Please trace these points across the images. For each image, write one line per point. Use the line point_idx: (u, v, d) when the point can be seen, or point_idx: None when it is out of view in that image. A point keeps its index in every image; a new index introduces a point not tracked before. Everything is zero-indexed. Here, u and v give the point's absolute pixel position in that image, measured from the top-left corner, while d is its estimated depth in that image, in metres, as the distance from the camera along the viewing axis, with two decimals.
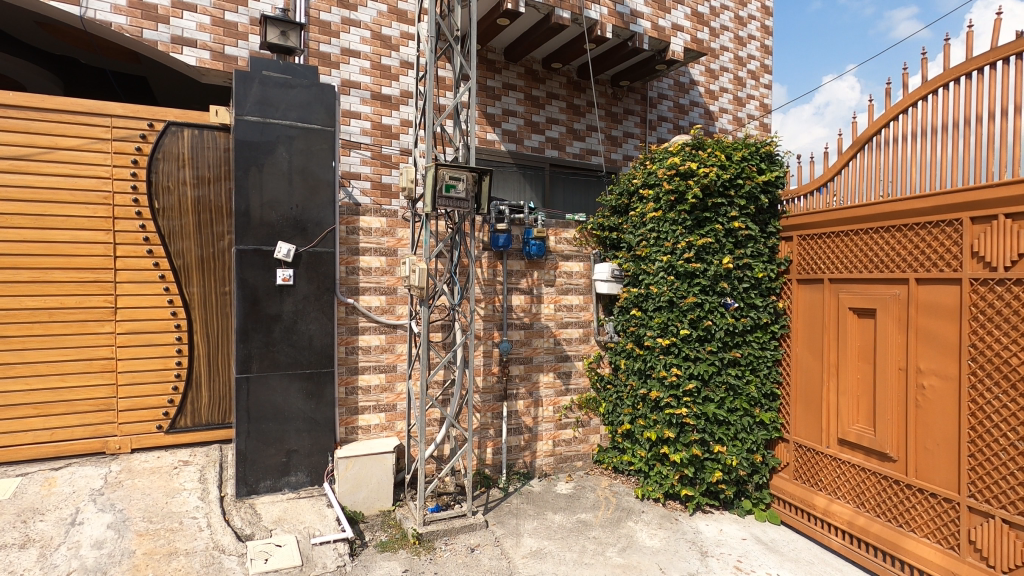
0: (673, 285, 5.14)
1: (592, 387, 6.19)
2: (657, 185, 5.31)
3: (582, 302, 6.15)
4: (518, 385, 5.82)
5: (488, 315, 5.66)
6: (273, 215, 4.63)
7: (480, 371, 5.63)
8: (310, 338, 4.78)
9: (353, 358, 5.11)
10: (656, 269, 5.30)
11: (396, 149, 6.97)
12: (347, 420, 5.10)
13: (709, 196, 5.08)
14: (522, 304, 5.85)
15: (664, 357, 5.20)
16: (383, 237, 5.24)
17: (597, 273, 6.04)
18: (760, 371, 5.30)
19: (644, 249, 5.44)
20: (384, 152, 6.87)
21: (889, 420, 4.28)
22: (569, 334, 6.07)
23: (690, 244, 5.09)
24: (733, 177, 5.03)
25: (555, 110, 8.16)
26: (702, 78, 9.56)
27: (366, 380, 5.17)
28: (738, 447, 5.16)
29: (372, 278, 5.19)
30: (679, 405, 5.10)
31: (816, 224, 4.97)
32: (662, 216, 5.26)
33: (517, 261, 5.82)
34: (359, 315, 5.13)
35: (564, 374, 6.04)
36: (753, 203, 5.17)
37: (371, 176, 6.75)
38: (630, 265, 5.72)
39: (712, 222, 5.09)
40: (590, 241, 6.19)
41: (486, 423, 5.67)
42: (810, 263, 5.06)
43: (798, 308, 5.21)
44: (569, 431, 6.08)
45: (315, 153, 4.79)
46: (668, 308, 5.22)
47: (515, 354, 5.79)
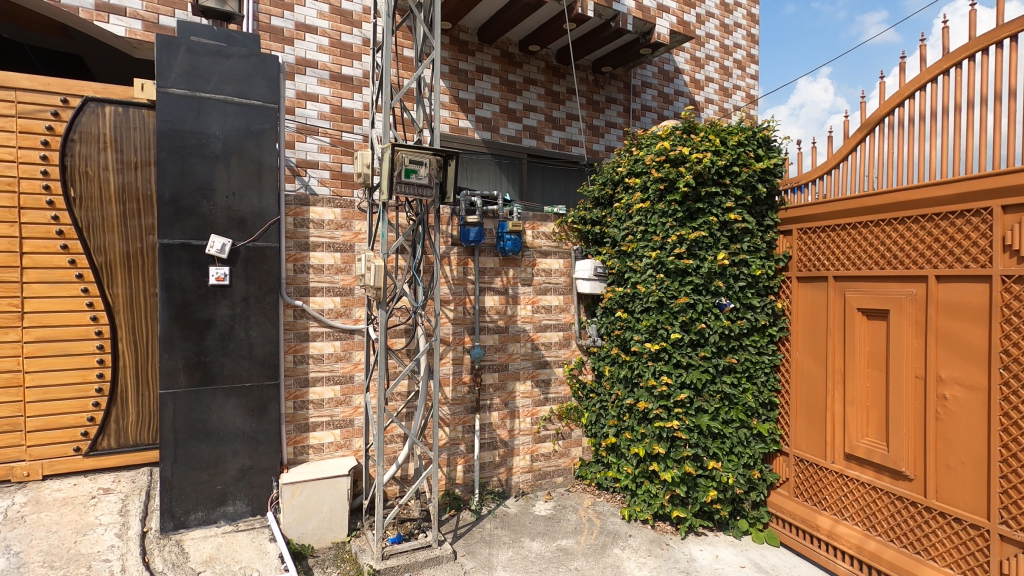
0: (663, 285, 4.63)
1: (573, 396, 5.67)
2: (645, 174, 4.79)
3: (562, 303, 5.61)
4: (492, 395, 5.26)
5: (457, 318, 5.08)
6: (205, 204, 4.00)
7: (448, 381, 5.06)
8: (250, 347, 4.17)
9: (302, 368, 4.50)
10: (644, 267, 4.79)
11: (358, 136, 6.35)
12: (296, 439, 4.48)
13: (702, 185, 4.56)
14: (496, 305, 5.29)
15: (652, 364, 4.68)
16: (336, 231, 4.61)
17: (578, 271, 5.51)
18: (757, 378, 4.82)
19: (630, 245, 4.93)
20: (345, 139, 6.25)
21: (904, 434, 3.82)
22: (548, 338, 5.52)
23: (681, 238, 4.58)
24: (728, 164, 4.53)
25: (533, 97, 7.61)
26: (687, 66, 9.11)
27: (318, 394, 4.56)
28: (733, 462, 4.68)
29: (325, 277, 4.57)
30: (669, 418, 4.59)
31: (820, 217, 4.50)
32: (649, 208, 4.75)
33: (490, 258, 5.26)
34: (308, 319, 4.51)
35: (543, 382, 5.50)
36: (750, 193, 4.67)
37: (330, 164, 6.14)
38: (614, 262, 5.20)
39: (705, 214, 4.58)
40: (571, 236, 5.67)
41: (456, 438, 5.09)
42: (812, 259, 4.59)
43: (798, 309, 4.74)
44: (548, 445, 5.54)
45: (255, 133, 4.16)
46: (656, 309, 4.71)
47: (488, 361, 5.23)
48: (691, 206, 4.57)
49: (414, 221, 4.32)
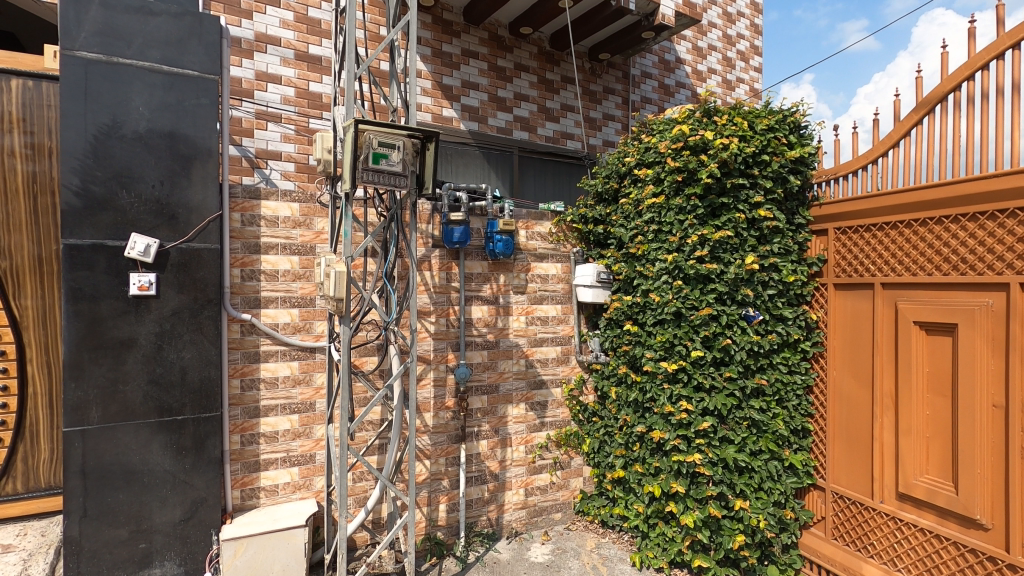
0: (681, 294, 3.95)
1: (573, 419, 4.98)
2: (659, 163, 4.11)
3: (560, 313, 4.91)
4: (480, 421, 4.54)
5: (439, 332, 4.36)
6: (126, 195, 3.24)
7: (429, 406, 4.33)
8: (183, 371, 3.40)
9: (251, 395, 3.73)
10: (658, 273, 4.10)
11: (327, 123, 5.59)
12: (245, 480, 3.72)
13: (727, 176, 3.89)
14: (485, 317, 4.57)
15: (669, 387, 4.00)
16: (294, 230, 3.85)
17: (579, 277, 4.80)
18: (788, 401, 4.15)
19: (642, 247, 4.24)
20: (312, 126, 5.49)
21: (978, 475, 3.16)
22: (544, 354, 4.82)
23: (702, 239, 3.89)
24: (757, 151, 3.86)
25: (525, 84, 6.91)
26: (688, 56, 8.48)
27: (271, 425, 3.79)
28: (762, 500, 4.00)
29: (280, 284, 3.81)
30: (689, 451, 3.91)
31: (864, 214, 3.85)
32: (664, 203, 4.07)
33: (478, 262, 4.54)
34: (259, 336, 3.75)
35: (539, 404, 4.80)
36: (780, 186, 4.01)
37: (296, 156, 5.38)
38: (622, 267, 4.50)
39: (730, 210, 3.90)
40: (570, 237, 4.98)
41: (439, 473, 4.37)
42: (854, 263, 3.94)
43: (835, 321, 4.09)
44: (545, 476, 4.83)
45: (189, 110, 3.40)
46: (673, 322, 4.02)
47: (475, 381, 4.52)
48: (715, 200, 3.89)
49: (383, 217, 3.53)
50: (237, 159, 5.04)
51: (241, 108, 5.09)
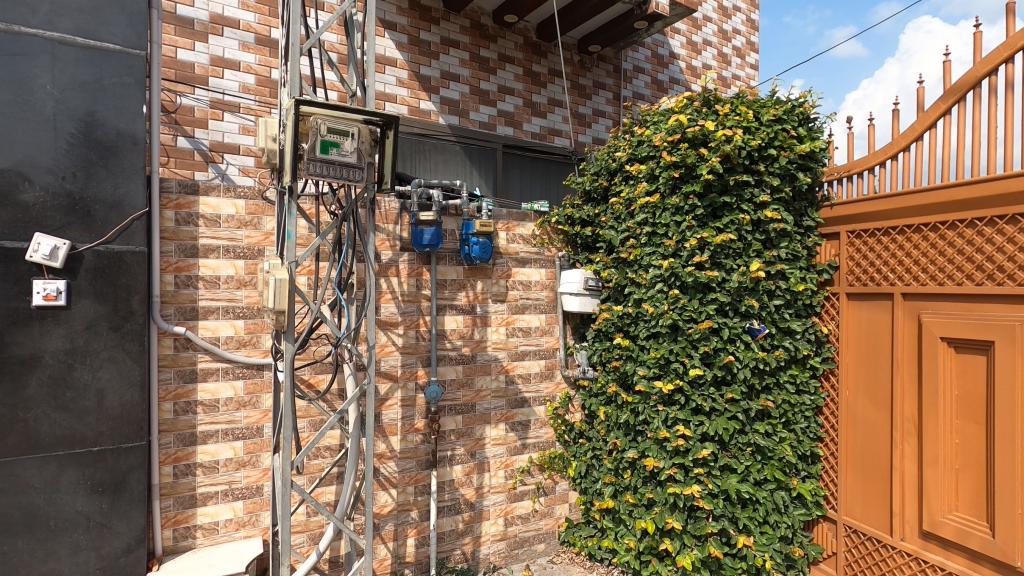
0: (678, 305, 3.51)
1: (559, 440, 4.53)
2: (654, 158, 3.68)
3: (544, 324, 4.47)
4: (454, 444, 4.08)
5: (408, 346, 3.90)
6: (28, 189, 2.75)
7: (396, 429, 3.86)
8: (100, 395, 2.92)
9: (186, 420, 3.24)
10: (652, 281, 3.67)
11: None
12: (178, 518, 3.23)
13: (729, 172, 3.46)
14: (460, 328, 4.11)
15: (664, 409, 3.56)
16: (239, 230, 3.38)
17: (564, 284, 4.36)
18: (796, 424, 3.72)
19: (634, 252, 3.81)
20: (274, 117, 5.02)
21: (1018, 516, 2.74)
22: (526, 369, 4.38)
23: (701, 242, 3.47)
24: (763, 144, 3.44)
25: (510, 77, 6.46)
26: (682, 51, 8.09)
27: (210, 453, 3.31)
28: (767, 535, 3.57)
29: (221, 293, 3.33)
30: (686, 482, 3.47)
31: (883, 216, 3.44)
32: (659, 203, 3.63)
33: (452, 268, 4.08)
34: (196, 352, 3.27)
35: (520, 425, 4.35)
36: (787, 184, 3.59)
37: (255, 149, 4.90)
38: (612, 274, 4.06)
39: (732, 210, 3.48)
40: (555, 239, 4.53)
41: (407, 503, 3.90)
42: (870, 271, 3.53)
43: (848, 335, 3.68)
44: (527, 504, 4.38)
45: (108, 90, 2.93)
46: (668, 336, 3.59)
47: (449, 400, 4.06)
48: (716, 199, 3.46)
49: (335, 216, 3.03)
50: (189, 151, 4.52)
51: (194, 95, 4.55)
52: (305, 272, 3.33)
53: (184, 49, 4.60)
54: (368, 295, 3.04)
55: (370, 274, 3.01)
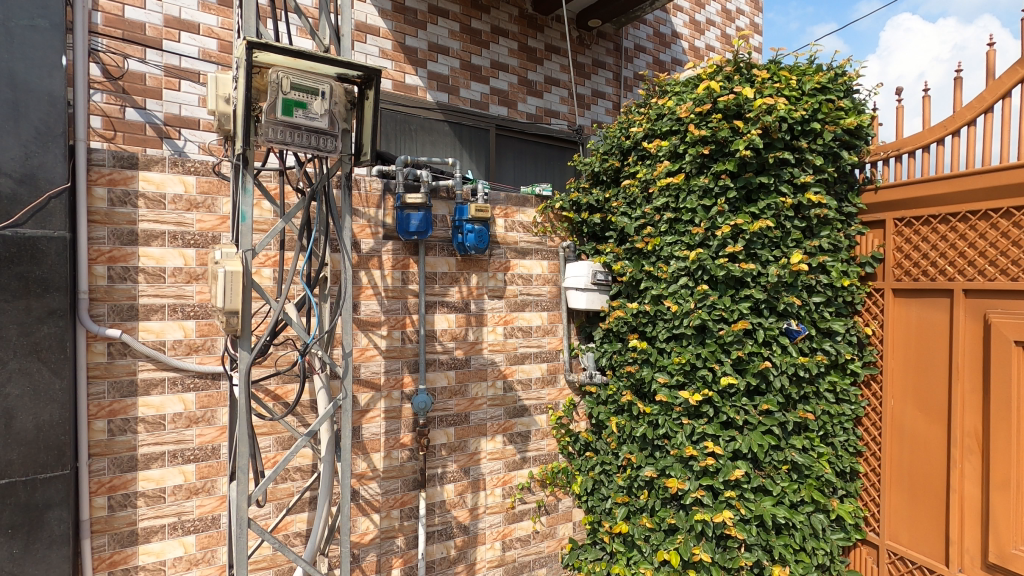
0: (707, 303, 3.04)
1: (562, 452, 4.05)
2: (679, 134, 3.19)
3: (546, 323, 3.98)
4: (446, 461, 3.57)
5: (393, 349, 3.39)
6: None
7: (379, 445, 3.35)
8: (7, 415, 2.40)
9: (124, 442, 2.69)
10: (675, 275, 3.19)
11: None
12: (114, 559, 2.69)
13: (768, 149, 2.98)
14: (452, 328, 3.60)
15: (689, 423, 3.09)
16: (189, 212, 2.82)
17: (569, 278, 3.86)
18: (834, 438, 3.28)
19: (654, 242, 3.31)
20: None
21: None
22: (526, 374, 3.89)
23: (735, 230, 2.99)
24: (807, 116, 2.97)
25: (504, 52, 5.91)
26: (685, 30, 7.58)
27: (154, 480, 2.76)
28: (804, 565, 3.12)
29: (167, 288, 2.77)
30: (716, 507, 3.02)
31: (940, 201, 2.99)
32: (684, 185, 3.14)
33: (443, 259, 3.56)
34: (137, 359, 2.72)
35: (519, 436, 3.87)
36: (830, 164, 3.13)
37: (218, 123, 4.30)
38: (626, 267, 3.56)
39: (769, 193, 3.01)
40: (559, 228, 4.03)
41: (391, 530, 3.39)
42: (924, 264, 3.09)
43: (894, 336, 3.24)
44: (526, 525, 3.89)
45: (16, 35, 2.37)
46: (694, 338, 3.12)
47: (440, 411, 3.55)
48: (751, 180, 2.98)
49: (298, 192, 2.47)
50: (140, 124, 3.81)
51: (146, 60, 3.80)
52: (269, 263, 2.84)
53: (133, 6, 3.79)
54: (344, 293, 2.50)
55: (346, 268, 2.48)
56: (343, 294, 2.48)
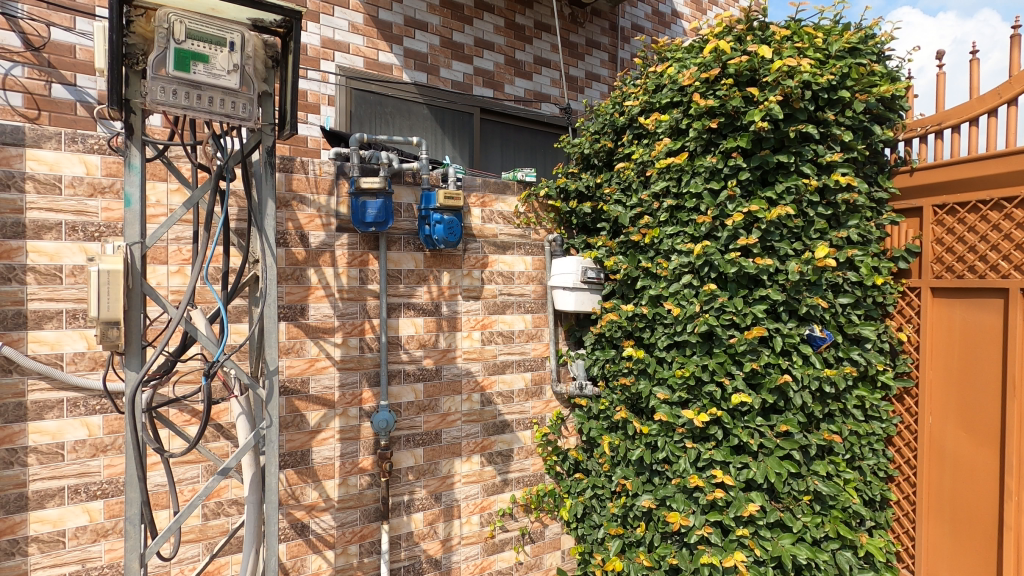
0: (715, 305, 2.57)
1: (549, 472, 3.58)
2: (681, 106, 2.70)
3: (530, 326, 3.51)
4: (413, 486, 3.10)
5: (349, 360, 2.92)
6: None
7: (332, 471, 2.88)
8: None
9: (11, 476, 2.22)
10: (677, 273, 2.72)
11: None
12: None
13: (788, 121, 2.49)
14: (420, 335, 3.12)
15: (694, 447, 2.63)
16: (92, 199, 2.35)
17: (555, 276, 3.38)
18: (863, 461, 2.81)
19: (652, 234, 2.84)
20: None
21: None
22: (507, 386, 3.42)
23: (748, 218, 2.51)
24: (834, 82, 2.48)
25: (489, 29, 5.40)
26: (687, 9, 7.03)
27: (49, 522, 2.29)
28: None
29: (65, 291, 2.30)
30: (726, 548, 2.55)
31: (993, 183, 2.50)
32: (688, 166, 2.67)
33: (409, 255, 3.08)
34: (27, 377, 2.24)
35: (499, 456, 3.41)
36: (860, 140, 2.65)
37: None
38: (621, 263, 3.07)
39: (789, 175, 2.53)
40: (545, 219, 3.56)
41: (348, 569, 2.93)
42: (970, 258, 2.60)
43: (933, 343, 2.77)
44: (508, 556, 3.43)
45: None
46: (700, 346, 2.64)
47: (406, 430, 3.08)
48: (768, 159, 2.48)
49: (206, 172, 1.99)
50: (70, 103, 2.94)
51: (77, 30, 3.01)
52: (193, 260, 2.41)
53: None
54: (264, 301, 2.04)
55: (268, 270, 2.02)
56: (264, 303, 2.02)
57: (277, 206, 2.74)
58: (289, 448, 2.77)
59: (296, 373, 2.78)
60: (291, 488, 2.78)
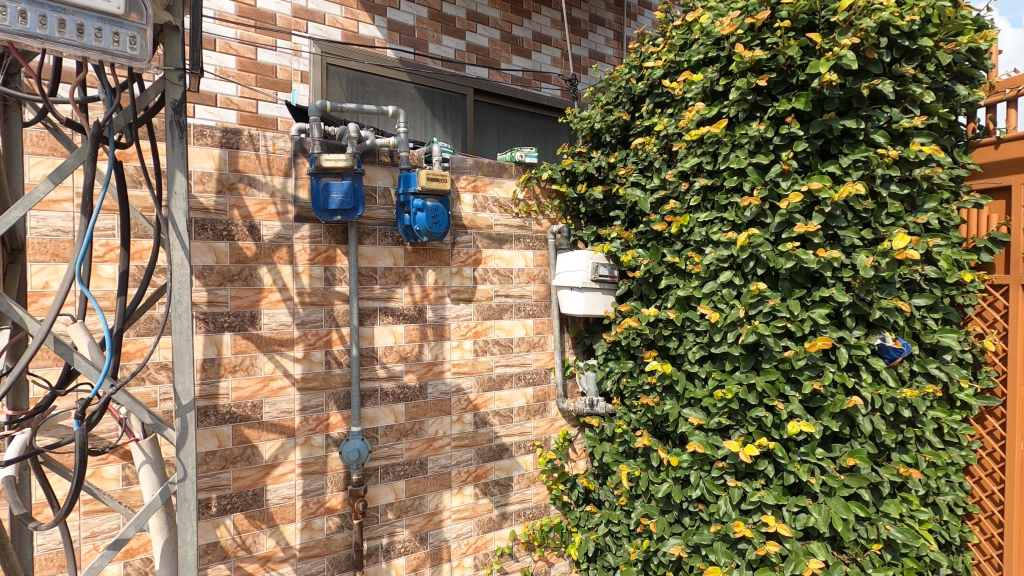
0: (765, 309, 2.05)
1: (554, 502, 3.07)
2: (719, 63, 2.19)
3: (532, 333, 3.00)
4: (393, 527, 2.59)
5: (312, 378, 2.40)
6: None
7: (292, 514, 2.37)
8: None
9: None
10: (713, 270, 2.21)
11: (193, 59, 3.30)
12: None
13: (857, 76, 1.97)
14: (400, 345, 2.60)
15: (737, 486, 2.12)
16: None
17: (561, 274, 2.87)
18: (939, 498, 2.29)
19: (681, 222, 2.33)
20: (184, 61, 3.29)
21: None
22: (505, 404, 2.91)
23: (807, 199, 1.99)
24: (916, 26, 1.95)
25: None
26: None
27: None
28: None
29: None
30: None
31: None
32: (727, 136, 2.15)
33: (385, 250, 2.56)
34: None
35: (496, 486, 2.89)
36: (941, 103, 2.12)
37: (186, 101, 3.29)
38: (641, 257, 2.56)
39: (856, 145, 2.00)
40: (548, 206, 3.03)
41: None
42: None
43: None
44: None
45: None
46: (746, 360, 2.12)
47: (383, 460, 2.57)
48: (833, 125, 1.96)
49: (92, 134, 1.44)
50: None
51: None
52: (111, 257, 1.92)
53: None
54: (174, 311, 1.48)
55: (176, 270, 1.46)
56: (171, 315, 1.46)
57: (218, 189, 2.21)
58: (237, 488, 2.26)
59: (245, 397, 2.26)
60: (240, 537, 2.27)
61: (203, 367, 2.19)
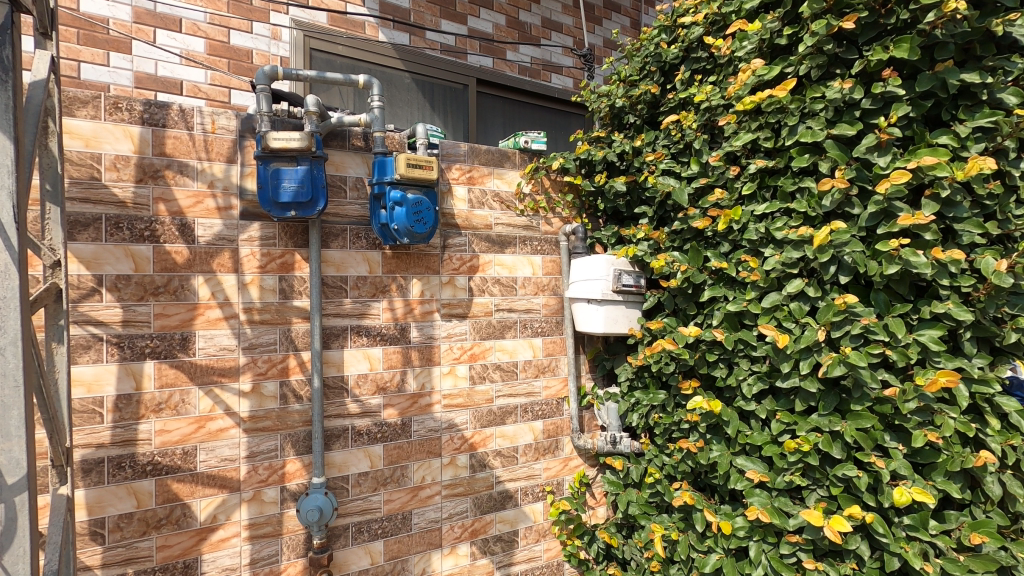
0: (855, 331, 1.52)
1: (569, 561, 2.53)
2: (782, 9, 1.67)
3: (542, 355, 2.49)
4: None
5: (263, 417, 1.91)
6: None
7: None
8: None
9: None
10: (778, 278, 1.70)
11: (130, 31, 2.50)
12: None
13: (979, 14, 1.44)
14: (376, 373, 2.10)
15: (817, 568, 1.58)
16: None
17: (575, 283, 2.36)
18: None
19: (730, 216, 1.82)
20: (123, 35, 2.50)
21: None
22: (508, 442, 2.39)
23: (913, 181, 1.46)
24: None
25: None
26: None
27: None
28: None
29: None
30: None
31: None
32: (794, 102, 1.64)
33: (358, 255, 2.07)
34: None
35: (498, 543, 2.37)
36: None
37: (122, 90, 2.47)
38: (677, 262, 2.03)
39: (977, 108, 1.46)
40: (559, 203, 2.52)
41: None
42: None
43: None
44: None
45: None
46: (826, 398, 1.60)
47: (357, 516, 2.06)
48: (949, 79, 1.43)
49: None
50: None
51: (108, 64, 2.44)
52: None
53: None
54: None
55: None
56: None
57: (138, 177, 1.73)
58: (162, 560, 1.76)
59: (172, 443, 1.77)
60: None
61: (117, 407, 1.70)
